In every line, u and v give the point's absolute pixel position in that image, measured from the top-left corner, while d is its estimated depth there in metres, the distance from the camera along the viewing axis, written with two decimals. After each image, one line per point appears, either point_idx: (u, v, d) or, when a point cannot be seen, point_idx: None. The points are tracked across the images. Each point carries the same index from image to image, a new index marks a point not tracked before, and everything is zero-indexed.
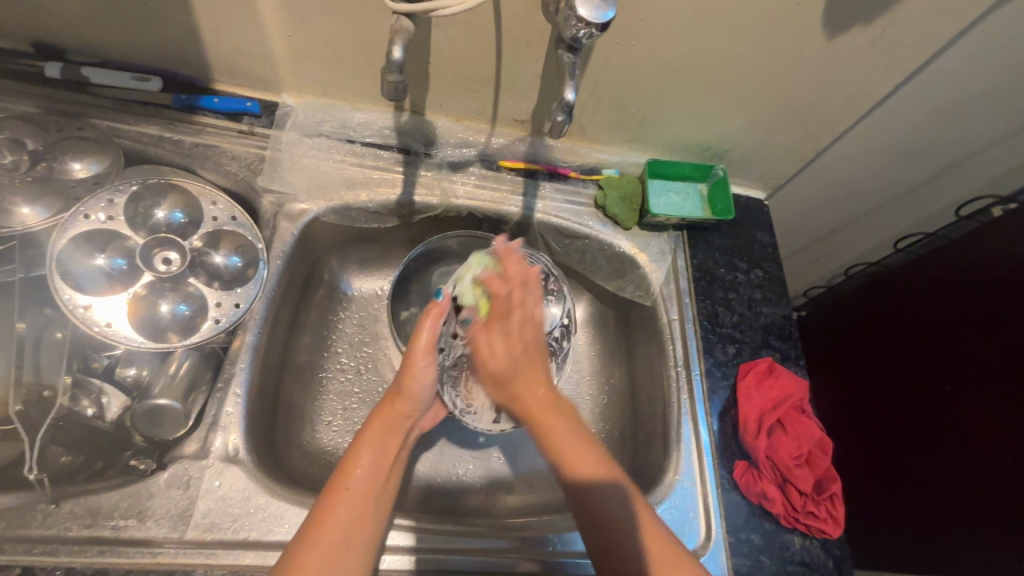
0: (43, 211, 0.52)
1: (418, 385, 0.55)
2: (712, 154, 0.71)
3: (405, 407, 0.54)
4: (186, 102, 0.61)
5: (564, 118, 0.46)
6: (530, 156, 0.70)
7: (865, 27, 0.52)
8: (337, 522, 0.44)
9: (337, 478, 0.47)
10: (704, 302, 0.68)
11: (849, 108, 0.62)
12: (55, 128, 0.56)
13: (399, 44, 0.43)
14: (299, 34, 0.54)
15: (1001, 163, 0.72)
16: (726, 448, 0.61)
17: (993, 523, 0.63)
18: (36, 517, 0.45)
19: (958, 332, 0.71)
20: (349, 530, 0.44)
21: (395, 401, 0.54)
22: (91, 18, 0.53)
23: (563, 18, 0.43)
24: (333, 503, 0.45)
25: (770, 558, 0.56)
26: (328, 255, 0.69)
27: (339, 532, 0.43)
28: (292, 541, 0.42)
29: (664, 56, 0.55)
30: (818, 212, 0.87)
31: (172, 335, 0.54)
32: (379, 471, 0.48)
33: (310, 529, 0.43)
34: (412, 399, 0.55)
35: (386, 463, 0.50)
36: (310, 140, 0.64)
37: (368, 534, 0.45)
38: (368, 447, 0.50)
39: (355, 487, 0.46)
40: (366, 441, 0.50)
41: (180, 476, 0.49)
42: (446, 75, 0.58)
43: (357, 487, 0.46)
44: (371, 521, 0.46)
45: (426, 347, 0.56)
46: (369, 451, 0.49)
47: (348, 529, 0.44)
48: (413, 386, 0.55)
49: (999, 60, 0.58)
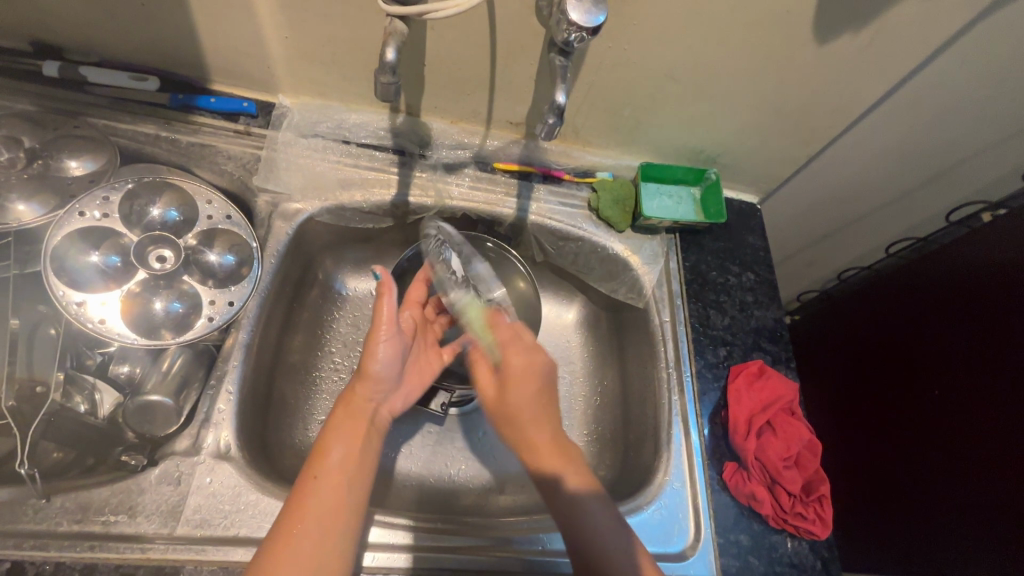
0: (39, 208, 0.52)
1: (378, 363, 0.53)
2: (705, 158, 0.71)
3: (369, 387, 0.53)
4: (183, 102, 0.61)
5: (556, 120, 0.47)
6: (524, 159, 0.70)
7: (854, 35, 0.52)
8: (313, 511, 0.44)
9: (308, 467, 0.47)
10: (696, 305, 0.68)
11: (839, 115, 0.63)
12: (53, 126, 0.56)
13: (393, 46, 0.43)
14: (296, 36, 0.55)
15: (991, 170, 0.73)
16: (716, 449, 0.61)
17: (983, 526, 0.64)
18: (27, 512, 0.45)
19: (947, 335, 0.71)
20: (324, 520, 0.44)
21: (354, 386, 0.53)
22: (89, 18, 0.54)
23: (555, 23, 0.44)
24: (305, 493, 0.45)
25: (758, 558, 0.56)
26: (323, 254, 0.69)
27: (316, 521, 0.43)
28: (271, 533, 0.43)
29: (657, 61, 0.56)
30: (810, 216, 0.88)
31: (166, 333, 0.54)
32: (350, 459, 0.48)
33: (289, 517, 0.43)
34: (372, 379, 0.53)
35: (356, 450, 0.49)
36: (306, 141, 0.65)
37: (348, 521, 0.45)
38: (336, 436, 0.49)
39: (327, 475, 0.46)
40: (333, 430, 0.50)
41: (171, 472, 0.49)
42: (441, 77, 0.59)
43: (329, 474, 0.46)
44: (345, 509, 0.45)
45: (387, 322, 0.53)
46: (338, 440, 0.49)
47: (324, 518, 0.44)
48: (373, 364, 0.53)
49: (986, 67, 0.59)
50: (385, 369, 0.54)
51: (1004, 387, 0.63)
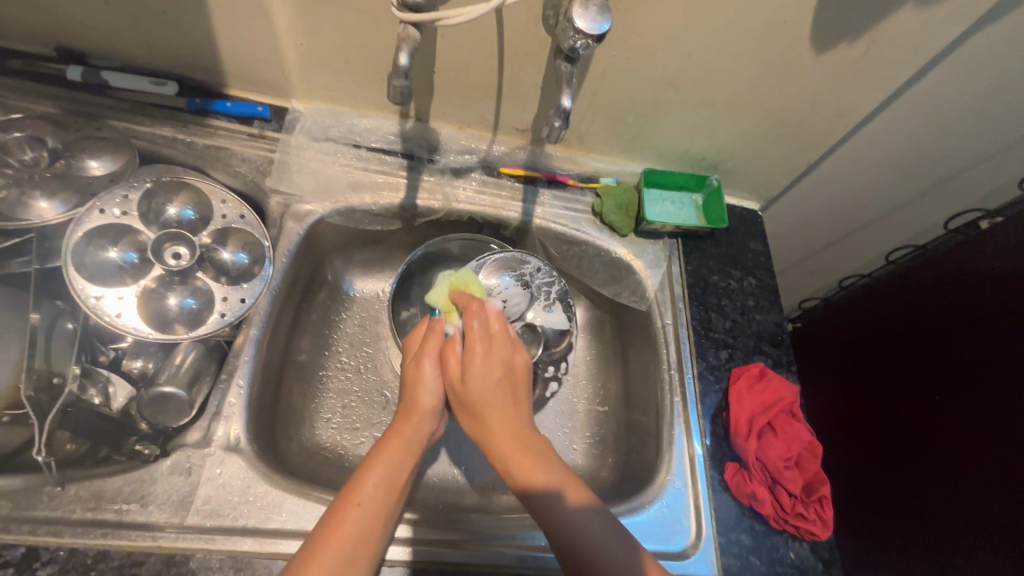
0: (60, 205, 0.54)
1: (426, 395, 0.51)
2: (706, 164, 0.73)
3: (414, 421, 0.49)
4: (200, 106, 0.63)
5: (561, 124, 0.48)
6: (529, 164, 0.72)
7: (851, 45, 0.54)
8: (343, 538, 0.41)
9: (346, 490, 0.44)
10: (698, 308, 0.69)
11: (838, 123, 0.64)
12: (75, 128, 0.58)
13: (405, 50, 0.45)
14: (312, 42, 0.57)
15: (989, 180, 0.74)
16: (717, 451, 0.62)
17: (985, 533, 0.63)
18: (43, 498, 0.47)
19: (949, 342, 0.72)
20: (356, 545, 0.41)
21: (408, 416, 0.50)
22: (112, 24, 0.56)
23: (561, 30, 0.46)
24: (341, 516, 0.42)
25: (760, 559, 0.57)
26: (331, 256, 0.71)
27: (344, 548, 0.40)
28: (305, 541, 0.40)
29: (659, 69, 0.57)
30: (810, 224, 0.89)
31: (179, 327, 0.55)
32: (389, 492, 0.45)
33: (318, 540, 0.40)
34: (424, 415, 0.50)
35: (398, 484, 0.46)
36: (317, 144, 0.67)
37: (370, 556, 0.42)
38: (382, 463, 0.46)
39: (365, 506, 0.43)
40: (380, 458, 0.46)
41: (182, 463, 0.50)
42: (449, 84, 0.61)
43: (365, 504, 0.43)
44: (376, 540, 0.43)
45: (433, 355, 0.53)
46: (381, 467, 0.45)
47: (353, 547, 0.41)
48: (424, 399, 0.51)
49: (980, 77, 0.61)
50: (434, 404, 0.51)
51: (1004, 394, 0.63)
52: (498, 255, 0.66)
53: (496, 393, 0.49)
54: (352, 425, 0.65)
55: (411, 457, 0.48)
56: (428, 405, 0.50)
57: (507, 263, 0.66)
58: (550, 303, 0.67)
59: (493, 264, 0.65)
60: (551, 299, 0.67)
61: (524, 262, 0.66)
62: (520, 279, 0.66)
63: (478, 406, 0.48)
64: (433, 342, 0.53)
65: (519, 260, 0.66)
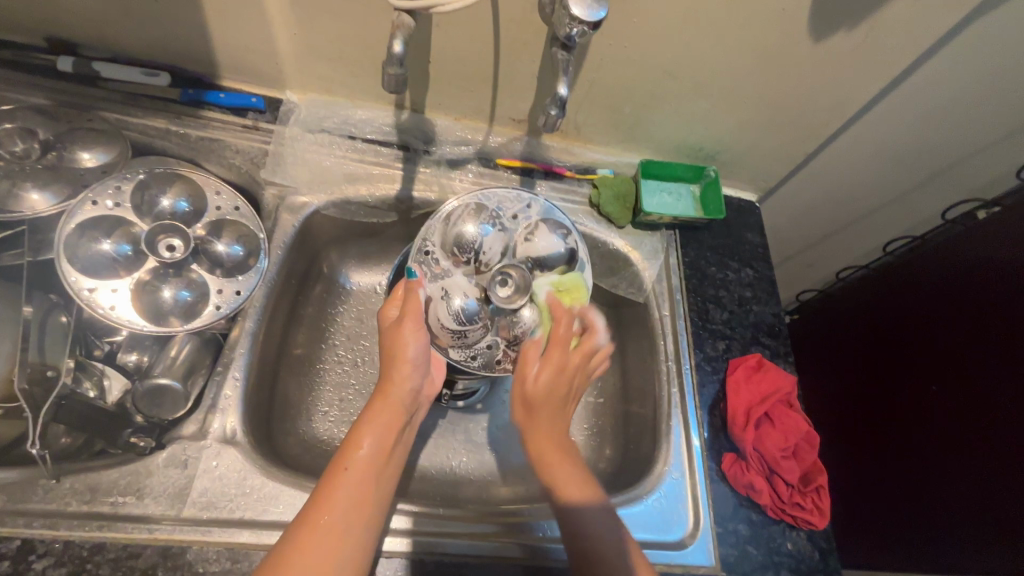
0: (52, 197, 0.54)
1: (409, 347, 0.50)
2: (704, 155, 0.72)
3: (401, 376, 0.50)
4: (193, 97, 0.63)
5: (557, 113, 0.48)
6: (526, 155, 0.72)
7: (849, 33, 0.54)
8: (336, 509, 0.41)
9: (337, 457, 0.45)
10: (695, 299, 0.69)
11: (835, 113, 0.64)
12: (66, 120, 0.58)
13: (400, 38, 0.44)
14: (305, 32, 0.56)
15: (985, 171, 0.74)
16: (715, 442, 0.62)
17: (998, 521, 0.63)
18: (38, 491, 0.47)
19: (944, 329, 0.72)
20: (349, 514, 0.42)
21: (392, 378, 0.50)
22: (103, 14, 0.55)
23: (557, 17, 0.45)
24: (334, 484, 0.43)
25: (757, 548, 0.57)
26: (328, 248, 0.70)
27: (337, 515, 0.41)
28: (298, 514, 0.41)
29: (656, 58, 0.57)
30: (807, 215, 0.89)
31: (174, 320, 0.54)
32: (381, 455, 0.46)
33: (313, 507, 0.41)
34: (408, 366, 0.50)
35: (388, 449, 0.47)
36: (312, 136, 0.66)
37: (367, 520, 0.43)
38: (371, 430, 0.46)
39: (355, 472, 0.44)
40: (369, 423, 0.47)
41: (178, 456, 0.50)
42: (445, 75, 0.60)
43: (356, 469, 0.44)
44: (371, 506, 0.43)
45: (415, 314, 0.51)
46: (370, 433, 0.46)
47: (347, 513, 0.42)
48: (409, 351, 0.50)
49: (978, 67, 0.61)
50: (420, 355, 0.51)
51: (1004, 384, 0.63)
52: (451, 205, 0.59)
53: (554, 398, 0.55)
54: (349, 418, 0.64)
55: (399, 417, 0.49)
56: (413, 358, 0.50)
57: (476, 209, 0.59)
58: (532, 229, 0.60)
59: (449, 219, 0.59)
60: (533, 225, 0.60)
61: (481, 206, 0.60)
62: (490, 222, 0.59)
63: (539, 408, 0.54)
64: (415, 304, 0.50)
65: (479, 204, 0.60)
